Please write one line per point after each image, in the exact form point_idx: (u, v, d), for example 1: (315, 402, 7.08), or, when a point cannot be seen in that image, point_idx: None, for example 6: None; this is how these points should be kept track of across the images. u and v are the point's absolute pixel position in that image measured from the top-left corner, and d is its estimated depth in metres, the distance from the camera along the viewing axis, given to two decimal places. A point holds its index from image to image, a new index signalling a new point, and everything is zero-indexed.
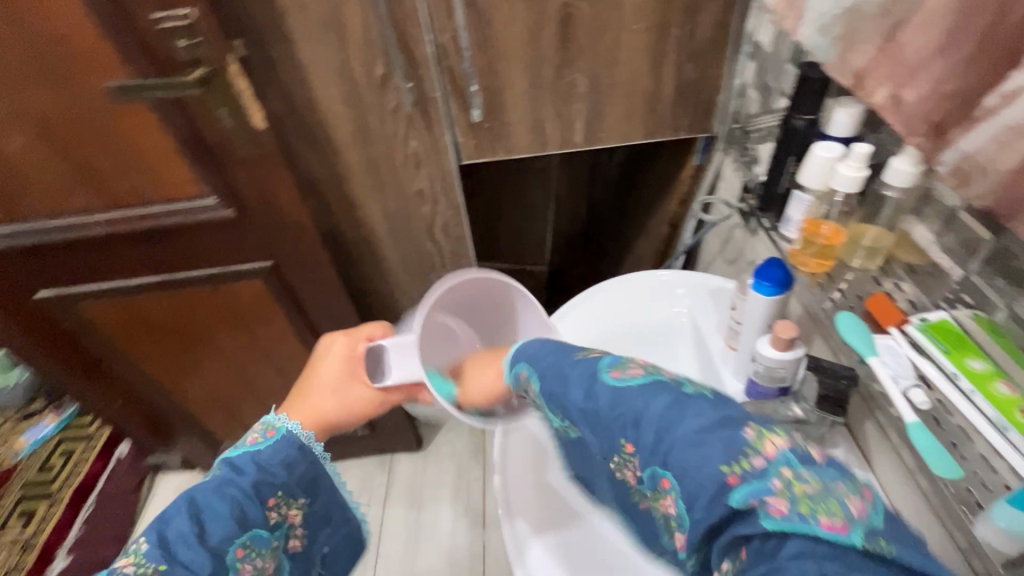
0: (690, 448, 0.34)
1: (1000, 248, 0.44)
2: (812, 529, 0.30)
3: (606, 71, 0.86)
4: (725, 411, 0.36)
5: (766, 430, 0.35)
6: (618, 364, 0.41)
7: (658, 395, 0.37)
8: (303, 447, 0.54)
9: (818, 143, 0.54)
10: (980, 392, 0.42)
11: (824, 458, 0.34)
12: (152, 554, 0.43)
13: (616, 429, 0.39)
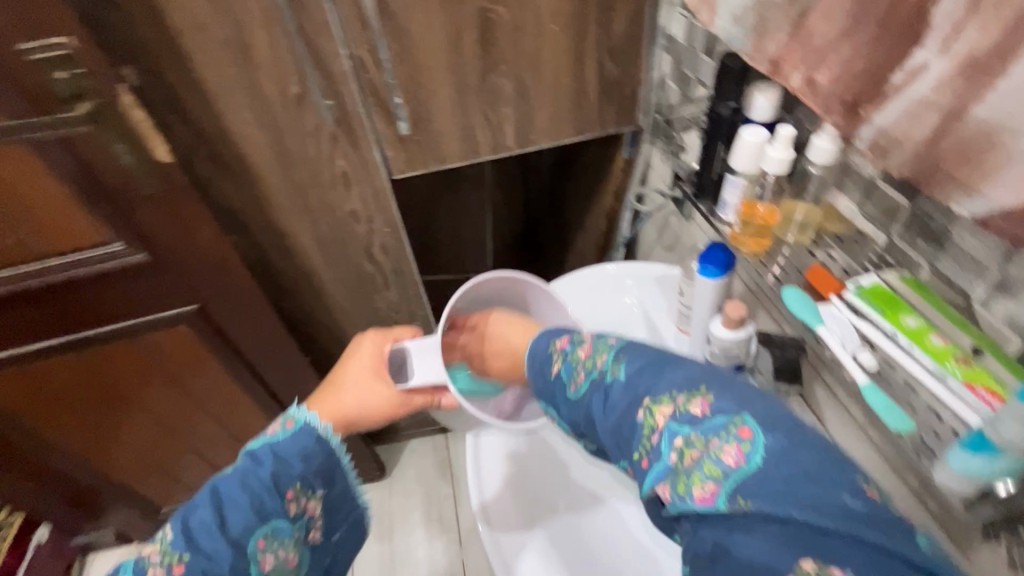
0: (618, 443, 0.37)
1: (919, 213, 0.47)
2: (689, 505, 0.31)
3: (530, 73, 0.86)
4: (632, 392, 0.37)
5: (656, 402, 0.35)
6: (562, 371, 0.43)
7: (591, 396, 0.40)
8: (319, 436, 0.49)
9: (745, 128, 0.56)
10: (919, 347, 0.45)
11: (709, 411, 0.33)
12: (176, 544, 0.41)
13: (585, 435, 0.41)
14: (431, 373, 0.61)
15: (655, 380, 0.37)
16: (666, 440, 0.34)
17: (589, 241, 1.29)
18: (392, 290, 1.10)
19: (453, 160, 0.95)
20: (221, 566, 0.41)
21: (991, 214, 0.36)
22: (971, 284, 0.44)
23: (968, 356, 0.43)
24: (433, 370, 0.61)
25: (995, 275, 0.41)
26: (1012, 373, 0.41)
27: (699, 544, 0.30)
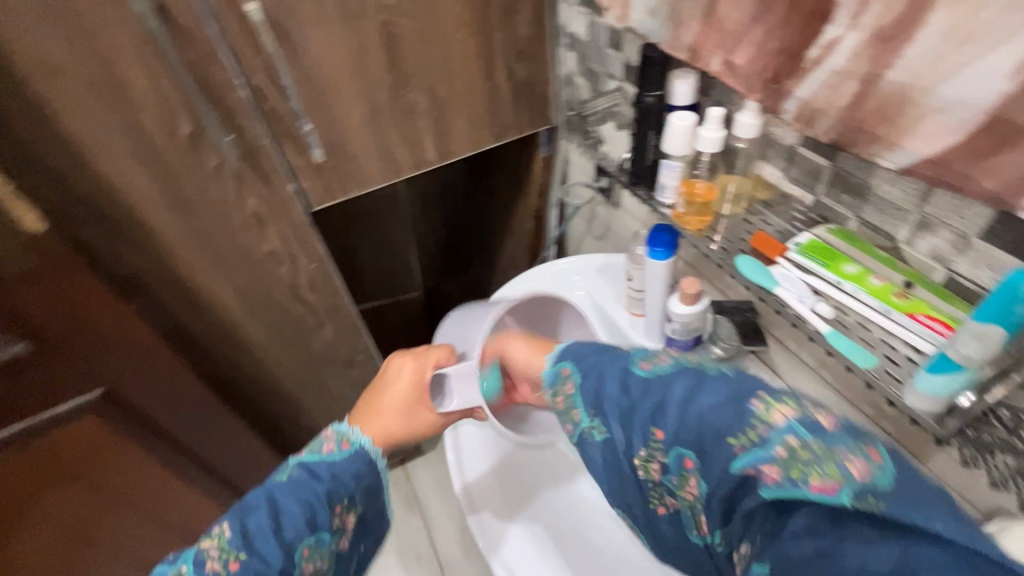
0: (706, 425, 0.39)
1: (840, 170, 0.51)
2: (802, 492, 0.33)
3: (442, 84, 0.84)
4: (740, 386, 0.40)
5: (775, 400, 0.38)
6: (650, 360, 0.46)
7: (679, 380, 0.42)
8: (371, 461, 0.57)
9: (672, 114, 0.59)
10: (863, 290, 0.50)
11: (833, 425, 0.35)
12: (235, 544, 0.47)
13: (648, 415, 0.43)
14: (469, 396, 0.67)
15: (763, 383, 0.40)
16: (779, 433, 0.36)
17: (518, 243, 1.30)
18: (328, 329, 1.03)
19: (375, 183, 0.90)
20: (272, 569, 0.46)
21: (915, 163, 0.41)
22: (895, 228, 0.49)
23: (904, 290, 0.49)
24: (472, 395, 0.67)
25: (916, 217, 0.47)
26: (947, 301, 0.46)
27: (797, 546, 0.32)
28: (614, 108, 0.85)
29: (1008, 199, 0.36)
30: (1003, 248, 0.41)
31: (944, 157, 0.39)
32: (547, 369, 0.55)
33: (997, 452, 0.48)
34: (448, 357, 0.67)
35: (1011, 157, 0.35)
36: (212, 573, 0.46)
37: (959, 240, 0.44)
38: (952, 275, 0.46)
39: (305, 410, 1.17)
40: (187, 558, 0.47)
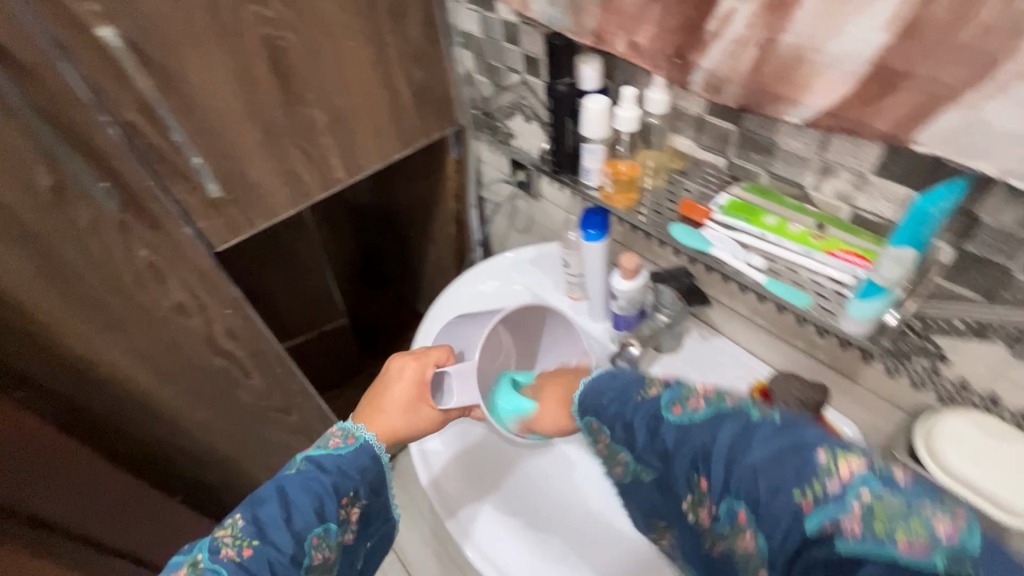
0: (760, 481, 0.33)
1: (745, 132, 0.55)
2: (889, 552, 0.28)
3: (341, 97, 0.80)
4: (795, 435, 0.33)
5: (842, 450, 0.32)
6: (684, 402, 0.40)
7: (724, 426, 0.36)
8: (376, 456, 0.56)
9: (585, 99, 0.61)
10: (785, 238, 0.55)
11: (910, 479, 0.30)
12: (248, 531, 0.47)
13: (695, 458, 0.37)
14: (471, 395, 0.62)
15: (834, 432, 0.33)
16: (851, 489, 0.30)
17: (442, 250, 1.28)
18: (257, 376, 0.94)
19: (284, 212, 0.84)
20: (284, 555, 0.47)
21: (817, 116, 0.45)
22: (802, 176, 0.54)
23: (819, 232, 0.54)
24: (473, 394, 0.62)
25: (818, 163, 0.51)
26: (857, 235, 0.52)
27: None
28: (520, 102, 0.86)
29: (898, 135, 0.41)
30: (897, 180, 0.47)
31: (839, 106, 0.43)
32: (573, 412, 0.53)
33: (913, 356, 0.55)
34: (448, 356, 0.62)
35: (895, 98, 0.40)
36: (226, 561, 0.45)
37: (858, 179, 0.49)
38: (856, 211, 0.51)
39: (244, 468, 1.07)
40: (201, 547, 0.47)
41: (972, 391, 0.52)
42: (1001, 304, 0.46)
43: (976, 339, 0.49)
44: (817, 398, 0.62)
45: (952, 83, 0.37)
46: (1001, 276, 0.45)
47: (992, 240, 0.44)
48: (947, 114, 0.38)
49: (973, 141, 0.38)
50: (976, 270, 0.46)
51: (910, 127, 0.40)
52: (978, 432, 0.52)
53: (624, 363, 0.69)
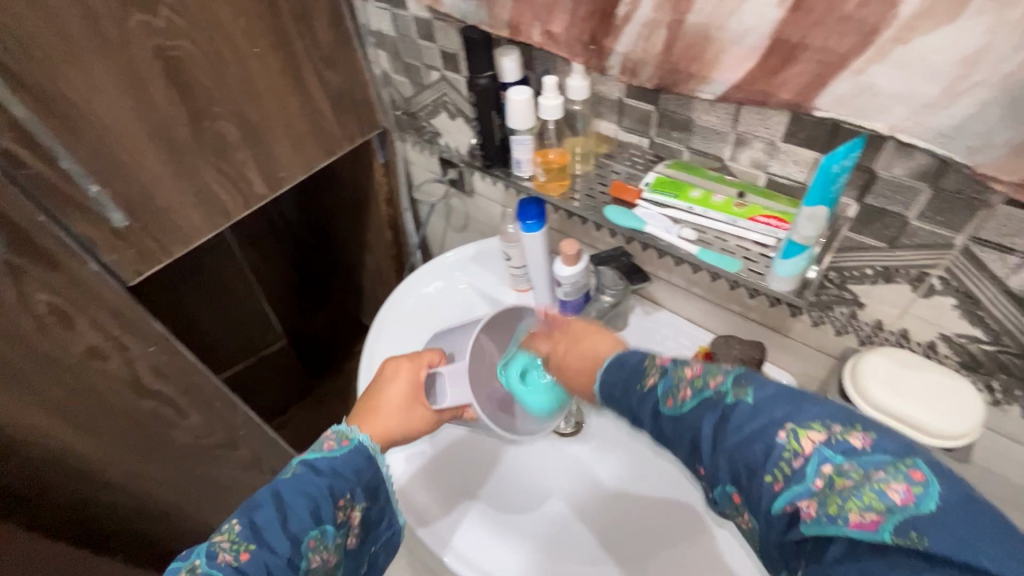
0: (738, 464, 0.35)
1: (664, 111, 0.58)
2: (841, 529, 0.30)
3: (252, 108, 0.75)
4: (764, 415, 0.34)
5: (803, 426, 0.33)
6: (672, 395, 0.40)
7: (710, 416, 0.37)
8: (371, 456, 0.53)
9: (508, 91, 0.61)
10: (711, 209, 0.58)
11: (870, 445, 0.31)
12: (244, 534, 0.45)
13: (687, 453, 0.39)
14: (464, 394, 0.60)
15: (799, 405, 0.34)
16: (814, 464, 0.32)
17: (379, 258, 1.24)
18: (193, 413, 0.88)
19: (202, 235, 0.78)
20: (281, 557, 0.45)
21: (727, 90, 0.48)
22: (719, 149, 0.57)
23: (741, 200, 0.57)
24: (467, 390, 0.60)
25: (733, 135, 0.54)
26: (775, 199, 0.55)
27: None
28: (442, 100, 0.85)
29: (801, 103, 0.44)
30: (804, 144, 0.50)
31: (747, 80, 0.46)
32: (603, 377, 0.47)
33: (836, 306, 0.60)
34: (441, 357, 0.63)
35: (795, 69, 0.43)
36: (225, 564, 0.44)
37: (769, 147, 0.53)
38: (771, 177, 0.55)
39: (190, 511, 1.00)
40: (199, 551, 0.45)
41: (887, 330, 0.58)
42: (903, 249, 0.51)
43: (885, 283, 0.54)
44: (755, 356, 0.67)
45: (842, 52, 0.40)
46: (899, 224, 0.50)
47: (888, 192, 0.48)
48: (841, 80, 0.41)
49: (865, 104, 0.42)
50: (878, 221, 0.51)
51: (811, 94, 0.43)
52: (896, 367, 0.56)
53: None
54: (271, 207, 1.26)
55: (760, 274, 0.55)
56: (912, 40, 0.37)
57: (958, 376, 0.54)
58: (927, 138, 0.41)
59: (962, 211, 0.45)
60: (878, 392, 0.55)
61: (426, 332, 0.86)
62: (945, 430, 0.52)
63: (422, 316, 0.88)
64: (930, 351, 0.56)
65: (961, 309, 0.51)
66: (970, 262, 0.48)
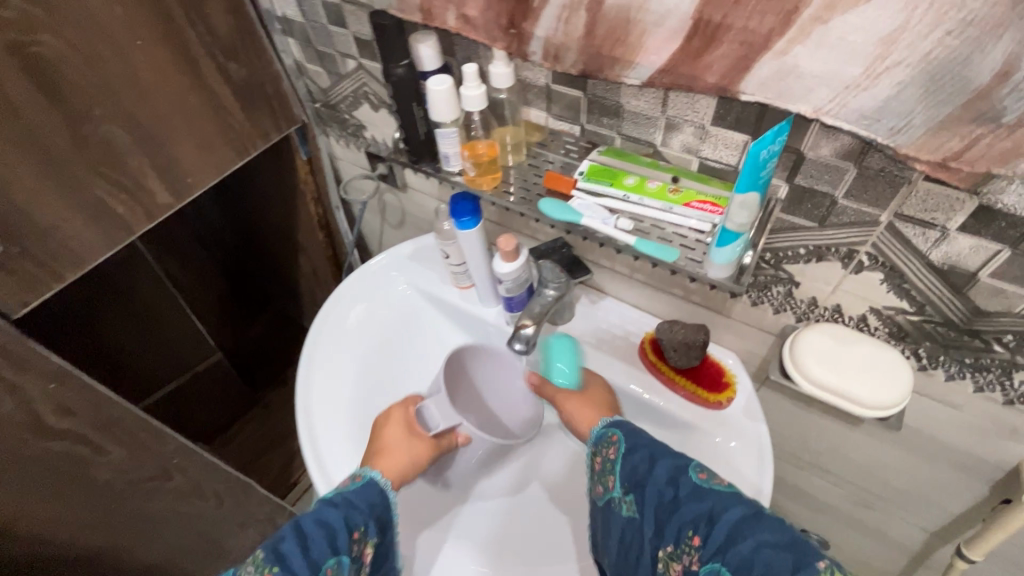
0: (756, 561, 0.42)
1: (593, 97, 0.55)
2: None
3: (143, 109, 0.67)
4: (795, 543, 0.43)
5: (837, 567, 0.40)
6: (709, 480, 0.49)
7: (734, 505, 0.46)
8: (382, 491, 0.59)
9: (428, 81, 0.56)
10: (646, 196, 0.56)
11: None
12: (268, 559, 0.48)
13: (694, 517, 0.47)
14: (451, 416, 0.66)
15: (810, 548, 0.42)
16: None
17: (313, 261, 1.17)
18: (113, 447, 0.81)
19: (99, 254, 0.70)
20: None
21: (653, 75, 0.45)
22: (651, 135, 0.55)
23: (675, 185, 0.56)
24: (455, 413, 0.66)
25: (662, 120, 0.53)
26: (708, 183, 0.55)
27: None
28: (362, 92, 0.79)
29: (727, 87, 0.43)
30: (733, 128, 0.49)
31: (673, 64, 0.44)
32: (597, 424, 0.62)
33: (773, 285, 0.60)
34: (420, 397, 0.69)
35: (719, 51, 0.41)
36: None
37: (699, 130, 0.51)
38: (702, 161, 0.54)
39: (122, 549, 0.93)
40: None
41: (821, 306, 0.59)
42: (832, 227, 0.51)
43: (817, 261, 0.55)
44: (699, 339, 0.67)
45: (764, 32, 0.39)
46: (827, 203, 0.50)
47: (816, 172, 0.48)
48: (765, 62, 0.40)
49: (790, 86, 0.40)
50: (808, 202, 0.51)
51: (736, 77, 0.42)
52: (830, 340, 0.57)
53: (520, 344, 0.68)
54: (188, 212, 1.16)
55: (698, 262, 0.54)
56: (832, 18, 0.36)
57: (886, 345, 0.56)
58: (850, 119, 0.40)
59: (885, 188, 0.46)
60: (812, 366, 0.56)
61: (364, 340, 0.82)
62: (874, 399, 0.54)
63: (359, 323, 0.84)
64: (862, 325, 0.57)
65: (888, 283, 0.52)
66: (895, 237, 0.48)
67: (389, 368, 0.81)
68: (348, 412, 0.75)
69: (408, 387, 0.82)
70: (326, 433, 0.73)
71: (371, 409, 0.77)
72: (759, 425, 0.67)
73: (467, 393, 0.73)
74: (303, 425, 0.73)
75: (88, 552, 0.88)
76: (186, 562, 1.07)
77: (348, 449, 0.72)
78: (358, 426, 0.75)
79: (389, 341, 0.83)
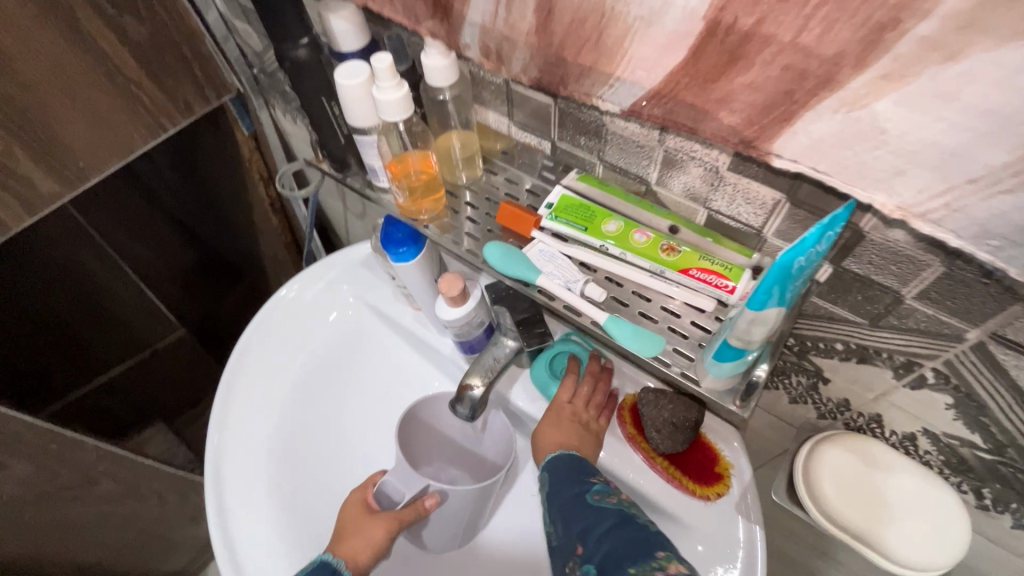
0: (609, 557, 0.41)
1: (565, 108, 0.40)
2: None
3: (8, 82, 0.52)
4: (653, 540, 0.41)
5: (675, 558, 0.39)
6: (600, 498, 0.46)
7: (607, 517, 0.44)
8: (337, 573, 0.50)
9: (338, 69, 0.40)
10: (630, 252, 0.40)
11: None
12: None
13: (579, 528, 0.45)
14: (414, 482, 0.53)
15: (666, 542, 0.41)
16: None
17: (273, 244, 1.03)
18: (17, 462, 0.71)
19: None
20: None
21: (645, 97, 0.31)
22: (643, 169, 0.39)
23: (670, 240, 0.39)
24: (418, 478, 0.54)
25: (659, 153, 0.37)
26: (719, 244, 0.38)
27: None
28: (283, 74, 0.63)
29: (752, 139, 0.30)
30: (758, 179, 0.33)
31: (672, 88, 0.30)
32: (547, 464, 0.52)
33: (792, 374, 0.45)
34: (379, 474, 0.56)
35: (745, 78, 0.27)
36: None
37: (711, 175, 0.35)
38: (712, 214, 0.38)
39: (48, 554, 0.85)
40: None
41: (853, 411, 0.44)
42: (887, 329, 0.35)
43: (858, 362, 0.39)
44: (691, 418, 0.52)
45: (822, 62, 0.25)
46: (887, 300, 0.34)
47: (877, 259, 0.32)
48: (823, 112, 0.26)
49: (853, 152, 0.27)
50: (858, 292, 0.35)
51: (773, 129, 0.28)
52: (861, 464, 0.43)
53: (464, 409, 0.54)
54: (152, 188, 0.93)
55: (689, 358, 0.38)
56: (932, 62, 0.22)
57: (945, 494, 0.41)
58: (956, 224, 0.27)
59: (985, 300, 0.30)
60: (828, 489, 0.43)
61: (296, 368, 0.65)
62: (899, 554, 0.41)
63: (292, 345, 0.66)
64: (908, 449, 0.42)
65: (957, 411, 0.37)
66: (984, 363, 0.33)
67: (329, 407, 0.65)
68: (269, 468, 0.59)
69: (352, 427, 0.65)
70: (239, 495, 0.58)
71: (301, 460, 0.61)
72: (752, 529, 0.51)
73: (431, 441, 0.62)
74: (214, 492, 0.58)
75: (5, 562, 0.79)
76: (129, 559, 1.00)
77: (266, 521, 0.57)
78: (281, 485, 0.59)
79: (331, 371, 0.66)
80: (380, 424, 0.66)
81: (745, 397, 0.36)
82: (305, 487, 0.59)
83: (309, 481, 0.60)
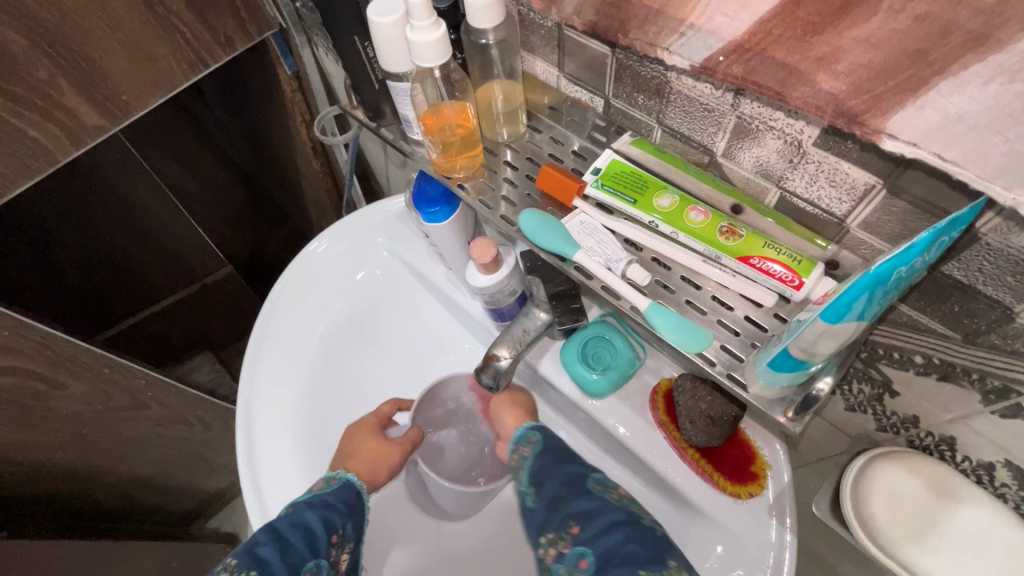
0: (620, 544, 0.42)
1: (625, 62, 0.34)
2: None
3: (43, 5, 0.50)
4: (660, 544, 0.42)
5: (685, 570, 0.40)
6: (603, 490, 0.48)
7: (616, 512, 0.45)
8: (359, 494, 0.53)
9: (371, 6, 0.36)
10: (683, 232, 0.36)
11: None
12: (244, 565, 0.44)
13: (578, 508, 0.46)
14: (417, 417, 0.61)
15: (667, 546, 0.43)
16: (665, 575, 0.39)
17: (314, 187, 1.02)
18: (73, 383, 0.76)
19: (14, 185, 0.57)
20: None
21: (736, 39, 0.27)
22: (709, 137, 0.34)
23: (731, 223, 0.35)
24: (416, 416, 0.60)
25: (730, 120, 0.32)
26: (787, 230, 0.33)
27: None
28: (311, 5, 0.57)
29: (858, 112, 0.25)
30: (849, 158, 0.28)
31: (760, 42, 0.26)
32: (530, 429, 0.55)
33: (853, 381, 0.40)
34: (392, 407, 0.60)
35: (869, 28, 0.22)
36: None
37: (791, 150, 0.30)
38: (786, 196, 0.33)
39: (102, 466, 0.91)
40: None
41: (922, 430, 0.39)
42: (985, 348, 0.30)
43: (937, 380, 0.34)
44: (728, 413, 0.48)
45: (976, 13, 0.20)
46: (993, 316, 0.28)
47: (989, 266, 0.26)
48: (973, 79, 0.21)
49: (1003, 138, 0.22)
50: (956, 303, 0.29)
51: (890, 101, 0.24)
52: (920, 487, 0.38)
53: (488, 378, 0.52)
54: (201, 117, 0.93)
55: (738, 358, 0.34)
56: None
57: None
58: None
59: None
60: (875, 504, 0.40)
61: (327, 319, 0.64)
62: None
63: (325, 296, 0.65)
64: (982, 479, 0.37)
65: None
66: None
67: (357, 359, 0.64)
68: (296, 415, 0.60)
69: (379, 383, 0.64)
70: (267, 438, 0.59)
71: (326, 407, 0.61)
72: (784, 533, 0.48)
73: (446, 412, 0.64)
74: (244, 429, 0.59)
75: (66, 470, 0.86)
76: (176, 476, 1.07)
77: (289, 463, 0.58)
78: (307, 433, 0.59)
79: (360, 322, 0.65)
80: (405, 380, 0.65)
81: (800, 411, 0.32)
82: (330, 434, 0.60)
83: (332, 430, 0.61)
